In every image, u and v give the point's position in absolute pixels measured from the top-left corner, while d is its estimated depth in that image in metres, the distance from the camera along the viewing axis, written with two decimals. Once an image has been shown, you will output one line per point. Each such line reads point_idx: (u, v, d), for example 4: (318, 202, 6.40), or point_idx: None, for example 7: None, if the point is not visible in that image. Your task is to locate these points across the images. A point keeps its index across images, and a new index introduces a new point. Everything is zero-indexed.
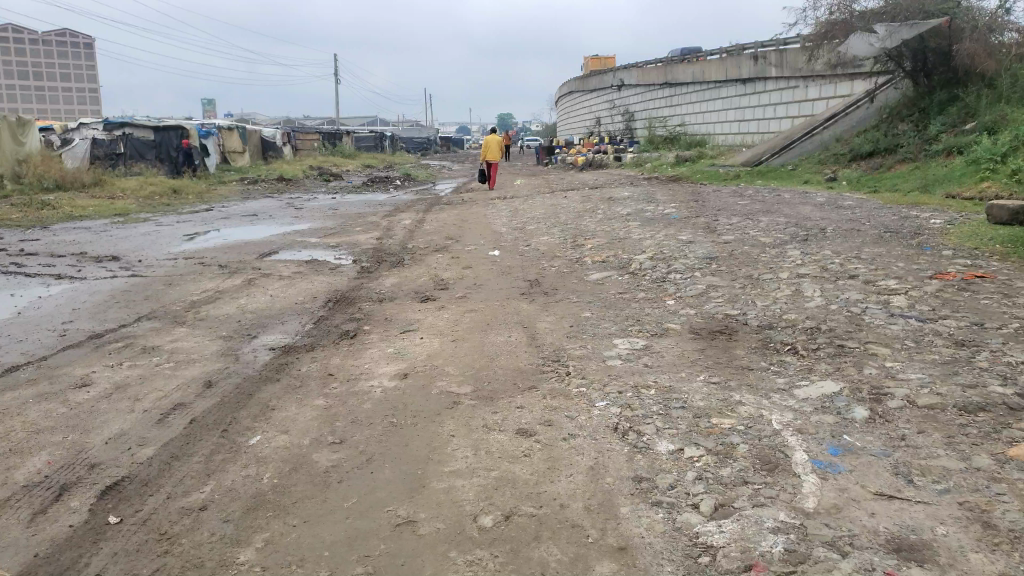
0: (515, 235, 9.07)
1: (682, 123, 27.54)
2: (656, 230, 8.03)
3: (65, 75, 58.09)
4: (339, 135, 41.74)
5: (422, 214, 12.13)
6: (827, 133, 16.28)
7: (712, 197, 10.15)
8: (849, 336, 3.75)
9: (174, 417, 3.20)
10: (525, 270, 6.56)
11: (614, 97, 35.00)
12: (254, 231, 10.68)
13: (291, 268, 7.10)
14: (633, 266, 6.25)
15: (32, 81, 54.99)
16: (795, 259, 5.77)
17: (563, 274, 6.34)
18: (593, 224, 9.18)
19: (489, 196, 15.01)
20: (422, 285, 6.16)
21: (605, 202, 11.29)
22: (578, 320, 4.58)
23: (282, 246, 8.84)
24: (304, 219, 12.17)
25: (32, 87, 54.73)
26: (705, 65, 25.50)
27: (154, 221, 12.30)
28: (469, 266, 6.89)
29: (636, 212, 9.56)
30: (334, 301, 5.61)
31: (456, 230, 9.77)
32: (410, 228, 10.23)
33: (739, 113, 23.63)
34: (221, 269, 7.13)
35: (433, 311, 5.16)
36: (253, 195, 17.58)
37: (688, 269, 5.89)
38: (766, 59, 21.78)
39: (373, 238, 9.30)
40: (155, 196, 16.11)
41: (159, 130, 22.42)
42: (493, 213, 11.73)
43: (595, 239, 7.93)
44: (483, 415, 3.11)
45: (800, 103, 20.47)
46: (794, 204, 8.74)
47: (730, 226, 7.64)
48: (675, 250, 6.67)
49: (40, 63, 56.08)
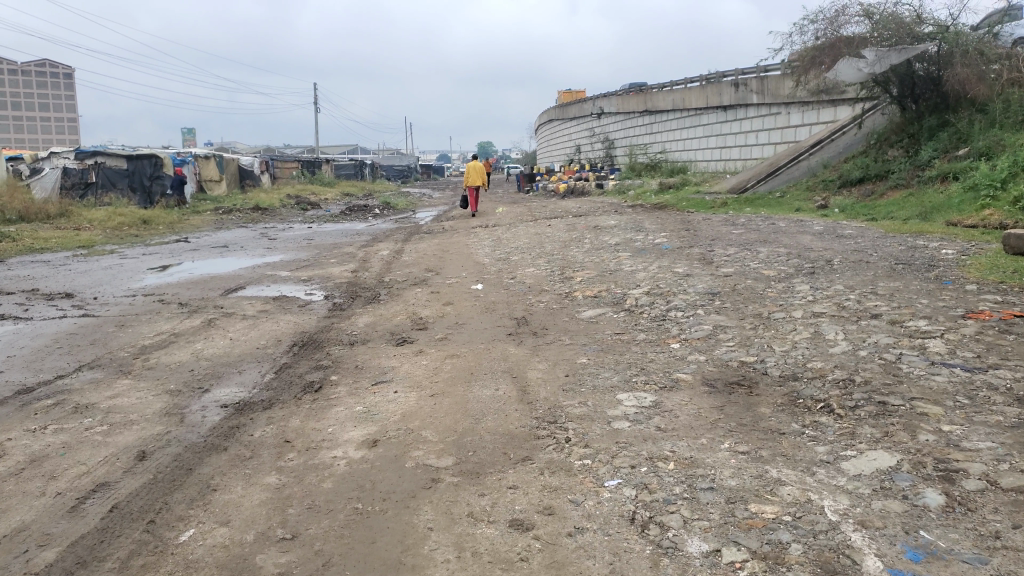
0: (498, 267, 8.55)
1: (663, 150, 27.34)
2: (648, 262, 7.54)
3: (41, 104, 57.42)
4: (318, 163, 41.30)
5: (401, 245, 11.59)
6: (814, 159, 16.01)
7: (704, 225, 9.70)
8: (890, 391, 3.18)
9: (90, 503, 2.63)
10: (510, 308, 6.02)
11: (594, 125, 34.84)
12: (224, 264, 10.11)
13: (256, 306, 6.51)
14: (628, 302, 5.73)
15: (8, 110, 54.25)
16: (803, 295, 5.27)
17: (551, 311, 5.81)
18: (580, 254, 8.68)
19: (470, 225, 14.52)
20: (398, 326, 5.61)
21: (592, 231, 10.83)
22: (576, 368, 4.04)
23: (250, 281, 8.25)
24: (277, 250, 11.60)
25: (8, 116, 54.00)
26: (686, 92, 25.35)
27: (120, 253, 11.69)
28: (448, 302, 6.35)
29: (624, 242, 9.08)
30: (299, 346, 5.04)
31: (436, 262, 9.24)
32: (388, 260, 9.68)
33: (721, 140, 23.42)
34: (179, 307, 6.54)
35: (408, 357, 4.59)
36: (226, 225, 17.00)
37: (687, 306, 5.39)
38: (747, 86, 21.62)
39: (347, 271, 8.74)
40: (125, 226, 15.49)
41: (133, 159, 21.54)
42: (474, 243, 11.21)
43: (584, 271, 7.42)
44: (469, 500, 2.55)
45: (783, 129, 20.26)
46: (792, 233, 8.30)
47: (727, 257, 7.17)
48: (672, 284, 6.16)
49: (16, 92, 55.40)
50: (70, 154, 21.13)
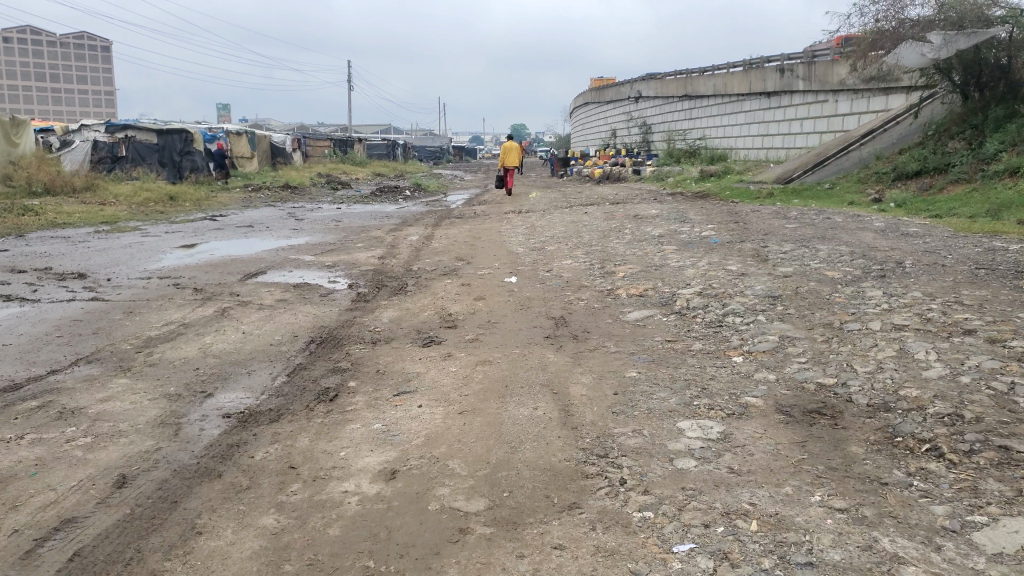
0: (534, 257, 8.06)
1: (702, 137, 26.52)
2: (697, 257, 7.00)
3: (81, 77, 57.89)
4: (349, 142, 40.98)
5: (431, 229, 11.14)
6: (864, 149, 15.20)
7: (754, 218, 9.11)
8: (1011, 432, 2.68)
9: (47, 547, 2.18)
10: (549, 306, 5.54)
11: (631, 109, 34.01)
12: (247, 245, 9.75)
13: (274, 294, 6.10)
14: (678, 304, 5.20)
15: (47, 83, 54.63)
16: (877, 303, 4.70)
17: (592, 312, 5.30)
18: (621, 246, 8.17)
19: (502, 210, 14.04)
20: (426, 323, 5.14)
21: (632, 221, 10.28)
22: (624, 385, 3.53)
23: (271, 266, 7.87)
24: (303, 232, 11.23)
25: (47, 88, 54.48)
26: (728, 77, 24.49)
27: (143, 231, 11.41)
28: (481, 296, 5.88)
29: (668, 234, 8.53)
30: (318, 344, 4.60)
31: (467, 250, 8.77)
32: (417, 246, 9.24)
33: (764, 127, 22.60)
34: (195, 293, 6.17)
35: (436, 362, 4.11)
36: (253, 204, 16.70)
37: (745, 310, 4.85)
38: (793, 71, 20.76)
39: (374, 257, 8.31)
40: (152, 203, 15.25)
41: (163, 133, 21.46)
42: (507, 229, 10.74)
43: (627, 265, 6.91)
44: (505, 563, 2.07)
45: (829, 117, 19.42)
46: (852, 229, 7.69)
47: (784, 255, 6.61)
48: (726, 285, 5.62)
49: (55, 64, 55.85)
50: (101, 128, 21.03)
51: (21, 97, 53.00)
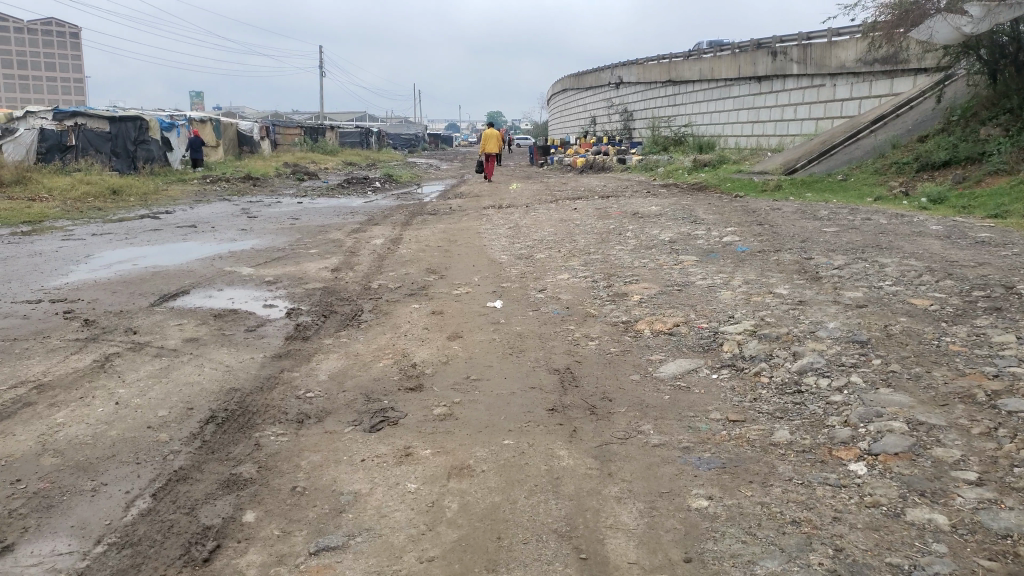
0: (522, 269, 6.65)
1: (688, 124, 25.21)
2: (728, 274, 5.64)
3: (45, 62, 55.54)
4: (322, 129, 39.31)
5: (400, 229, 9.68)
6: (875, 136, 13.89)
7: (778, 219, 7.78)
8: None
9: None
10: (552, 350, 4.11)
11: (612, 95, 32.66)
12: (182, 251, 8.22)
13: (185, 330, 4.61)
14: (727, 356, 3.81)
15: (13, 69, 52.38)
16: (1019, 356, 3.33)
17: (608, 363, 3.88)
18: (627, 255, 6.80)
19: (482, 205, 12.63)
20: (378, 380, 3.68)
21: (632, 221, 8.91)
22: (694, 539, 2.11)
23: (198, 281, 6.37)
24: (252, 233, 9.69)
25: (11, 73, 52.20)
26: (715, 61, 23.17)
27: (66, 232, 9.84)
28: (457, 332, 4.44)
29: (682, 239, 7.17)
30: (218, 425, 3.12)
31: (440, 258, 7.33)
32: (382, 253, 7.79)
33: (754, 114, 21.32)
34: (80, 329, 4.63)
35: (382, 471, 2.65)
36: (207, 197, 15.13)
37: (829, 367, 3.46)
38: (787, 55, 19.48)
39: (328, 268, 6.86)
40: (91, 198, 13.59)
41: (116, 121, 19.77)
42: (489, 230, 9.34)
43: (640, 284, 5.51)
44: None
45: (826, 103, 18.18)
46: (907, 236, 6.37)
47: (838, 274, 5.26)
48: (784, 319, 4.24)
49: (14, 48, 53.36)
50: (47, 113, 18.87)
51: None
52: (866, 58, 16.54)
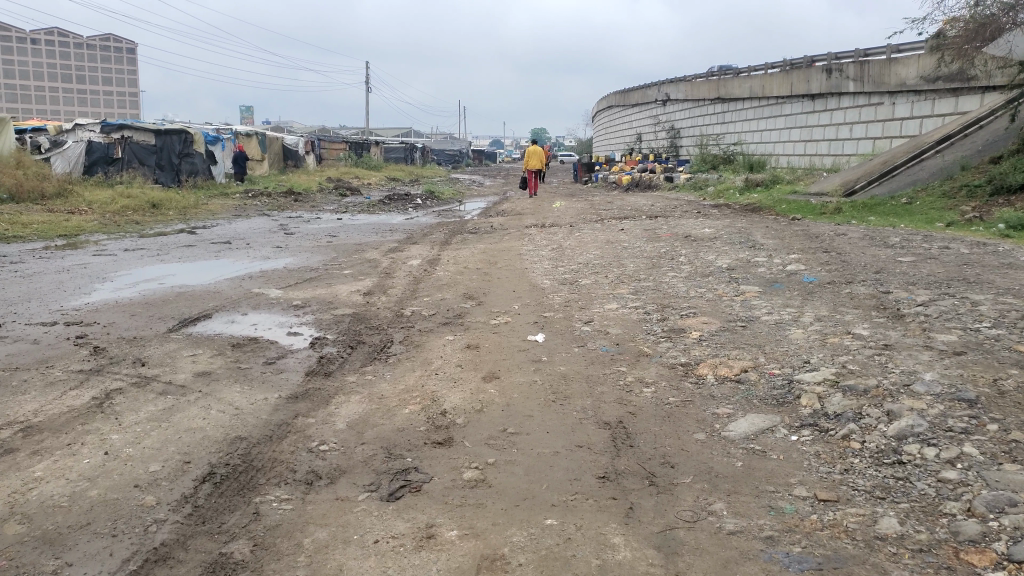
0: (566, 296, 6.17)
1: (737, 142, 24.51)
2: (795, 309, 5.08)
3: (104, 78, 57.20)
4: (366, 144, 39.45)
5: (439, 249, 9.28)
6: (941, 157, 13.10)
7: (845, 246, 7.18)
8: None
9: None
10: (601, 398, 3.62)
11: (658, 112, 32.10)
12: (212, 270, 7.94)
13: (198, 363, 4.24)
14: (805, 413, 3.27)
15: (72, 84, 53.83)
16: None
17: (667, 417, 3.38)
18: (681, 283, 6.28)
19: (524, 223, 12.20)
20: (402, 430, 3.23)
21: (684, 244, 8.37)
22: None
23: (222, 304, 6.03)
24: (286, 251, 9.39)
25: (69, 87, 53.61)
26: (766, 78, 22.48)
27: (99, 247, 9.66)
28: (494, 372, 3.98)
29: (741, 267, 6.63)
30: (214, 486, 2.70)
31: (479, 282, 6.90)
32: (418, 275, 7.39)
33: (807, 133, 20.57)
34: (87, 358, 4.29)
35: (397, 560, 2.18)
36: (247, 212, 14.97)
37: (934, 433, 2.90)
38: (843, 71, 18.74)
39: (360, 291, 6.47)
40: (131, 211, 13.54)
41: (161, 134, 19.92)
42: (531, 251, 8.89)
43: (697, 318, 4.98)
44: None
45: (884, 122, 17.39)
46: (994, 268, 5.74)
47: (925, 313, 4.66)
48: (870, 367, 3.69)
49: (77, 64, 55.06)
50: (94, 125, 18.93)
51: (45, 98, 52.30)
52: (929, 75, 15.75)
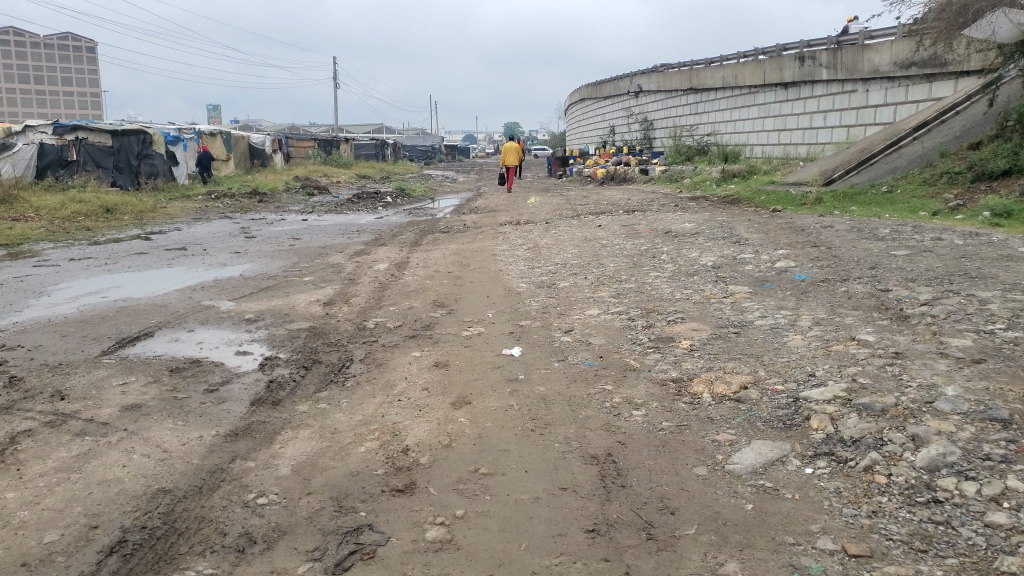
0: (543, 301, 5.74)
1: (711, 132, 24.23)
2: (790, 312, 4.69)
3: (66, 79, 55.77)
4: (336, 142, 38.69)
5: (408, 251, 8.80)
6: (919, 143, 12.83)
7: (834, 239, 6.83)
8: None
9: None
10: (586, 425, 3.20)
11: (631, 104, 31.78)
12: (161, 280, 7.39)
13: (129, 393, 3.76)
14: (817, 439, 2.88)
15: (32, 85, 52.39)
16: None
17: (661, 447, 2.96)
18: (665, 283, 5.88)
19: (498, 220, 11.76)
20: (357, 475, 2.78)
21: (666, 240, 7.97)
22: None
23: (167, 320, 5.53)
24: (245, 257, 8.85)
25: (29, 89, 52.15)
26: (738, 68, 22.20)
27: (42, 257, 9.06)
28: (464, 396, 3.53)
29: (728, 264, 6.25)
30: (124, 564, 2.25)
31: (449, 287, 6.43)
32: (385, 280, 6.92)
33: (780, 122, 20.34)
34: (1, 391, 3.79)
35: None
36: (208, 215, 14.36)
37: (971, 463, 2.52)
38: (815, 59, 18.49)
39: (321, 300, 6.00)
40: (84, 217, 12.88)
41: (118, 135, 19.19)
42: (505, 250, 8.46)
43: (686, 324, 4.57)
44: None
45: (858, 109, 17.17)
46: (996, 261, 5.41)
47: (932, 313, 4.29)
48: (884, 380, 3.30)
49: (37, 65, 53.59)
50: (47, 127, 18.11)
51: (4, 100, 50.86)
52: (902, 61, 15.53)
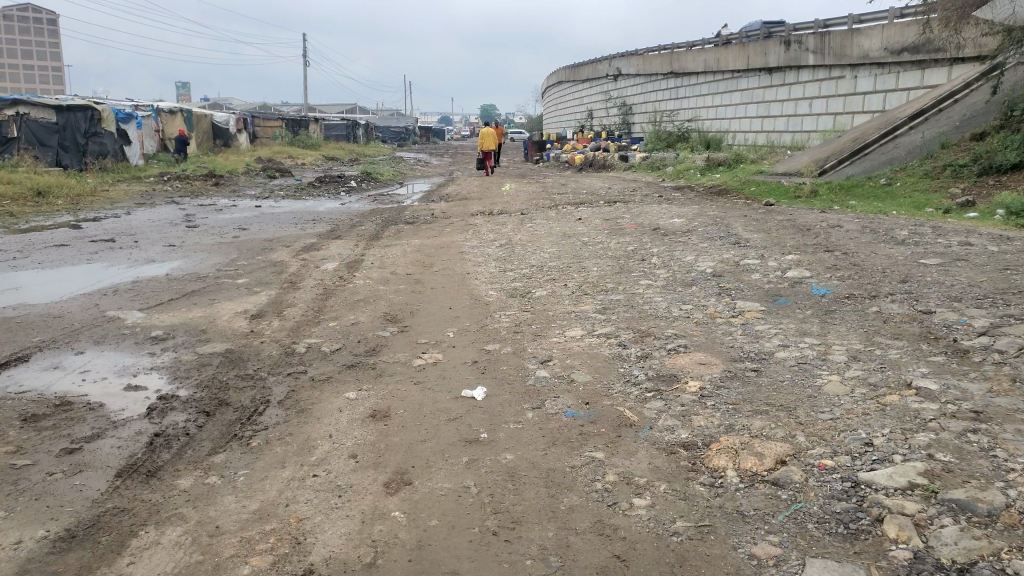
0: (515, 316, 4.80)
1: (692, 118, 23.37)
2: (818, 341, 3.80)
3: (28, 53, 53.75)
4: (305, 123, 37.38)
5: (364, 246, 7.81)
6: (917, 133, 12.02)
7: (848, 243, 5.98)
8: None
9: None
10: (571, 524, 2.28)
11: (609, 88, 30.82)
12: (70, 281, 6.36)
13: None
14: (902, 563, 1.98)
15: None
16: None
17: (677, 569, 2.06)
18: (658, 295, 4.99)
19: (470, 210, 10.82)
20: None
21: (655, 239, 7.09)
22: None
23: (53, 336, 4.53)
24: (180, 251, 7.82)
25: None
26: (721, 52, 21.34)
27: None
28: (404, 473, 2.60)
29: (731, 272, 5.37)
30: None
31: (404, 295, 5.49)
32: (332, 283, 5.96)
33: (764, 108, 19.54)
34: None
35: None
36: (154, 200, 13.25)
37: None
38: (801, 43, 17.68)
39: (249, 312, 5.02)
40: (14, 202, 11.71)
41: (64, 111, 17.80)
42: (474, 247, 7.53)
43: (691, 356, 3.67)
44: None
45: (845, 96, 16.39)
46: None
47: (1000, 348, 3.41)
48: (977, 460, 2.39)
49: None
50: None
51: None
52: (893, 45, 14.74)
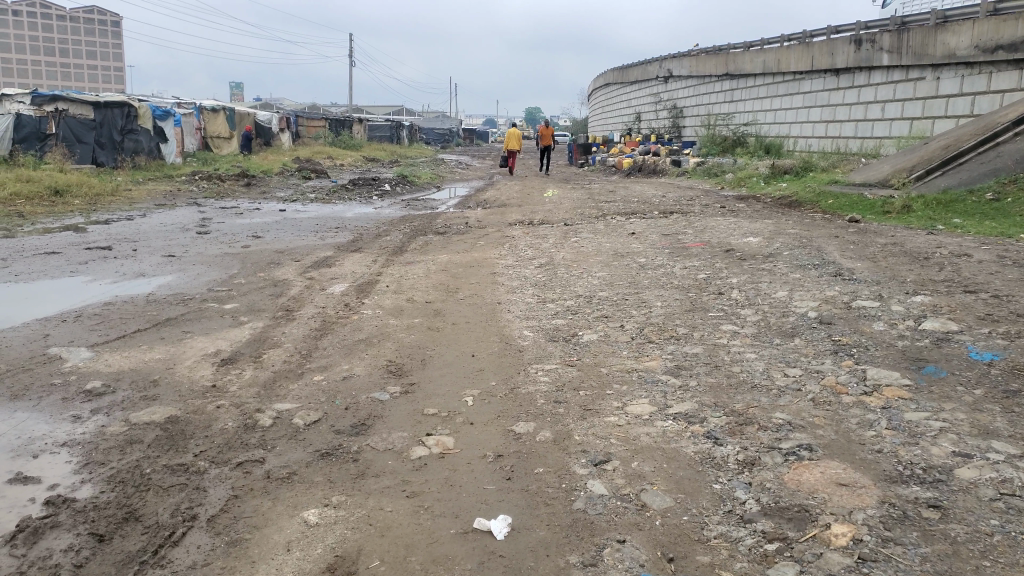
0: (557, 374, 3.60)
1: (750, 122, 21.85)
2: (1018, 445, 2.53)
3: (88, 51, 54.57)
4: (349, 123, 36.78)
5: (383, 263, 6.73)
6: None
7: (983, 279, 4.68)
8: None
9: None
10: None
11: (659, 90, 29.35)
12: (33, 300, 5.38)
13: None
14: None
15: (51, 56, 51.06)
16: None
17: None
18: (746, 350, 3.76)
19: (509, 219, 9.70)
20: None
21: (729, 264, 5.87)
22: None
23: None
24: (177, 263, 6.85)
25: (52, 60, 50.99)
26: (783, 52, 19.80)
27: None
28: None
29: (841, 317, 4.11)
30: None
31: (419, 333, 4.35)
32: (336, 312, 4.86)
33: (830, 112, 17.99)
34: None
35: None
36: (176, 200, 12.42)
37: None
38: (874, 42, 16.12)
39: (219, 357, 3.91)
40: (25, 201, 10.94)
41: (101, 108, 17.21)
42: (510, 267, 6.38)
43: (827, 469, 2.43)
44: None
45: (924, 99, 14.79)
46: None
47: None
48: None
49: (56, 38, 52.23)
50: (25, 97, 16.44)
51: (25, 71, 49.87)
52: (985, 42, 13.12)
